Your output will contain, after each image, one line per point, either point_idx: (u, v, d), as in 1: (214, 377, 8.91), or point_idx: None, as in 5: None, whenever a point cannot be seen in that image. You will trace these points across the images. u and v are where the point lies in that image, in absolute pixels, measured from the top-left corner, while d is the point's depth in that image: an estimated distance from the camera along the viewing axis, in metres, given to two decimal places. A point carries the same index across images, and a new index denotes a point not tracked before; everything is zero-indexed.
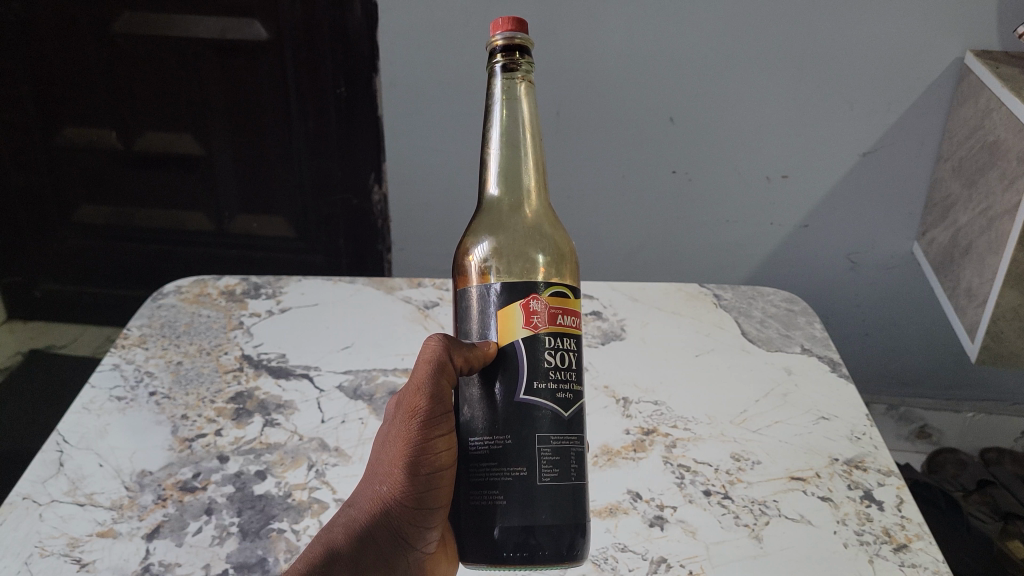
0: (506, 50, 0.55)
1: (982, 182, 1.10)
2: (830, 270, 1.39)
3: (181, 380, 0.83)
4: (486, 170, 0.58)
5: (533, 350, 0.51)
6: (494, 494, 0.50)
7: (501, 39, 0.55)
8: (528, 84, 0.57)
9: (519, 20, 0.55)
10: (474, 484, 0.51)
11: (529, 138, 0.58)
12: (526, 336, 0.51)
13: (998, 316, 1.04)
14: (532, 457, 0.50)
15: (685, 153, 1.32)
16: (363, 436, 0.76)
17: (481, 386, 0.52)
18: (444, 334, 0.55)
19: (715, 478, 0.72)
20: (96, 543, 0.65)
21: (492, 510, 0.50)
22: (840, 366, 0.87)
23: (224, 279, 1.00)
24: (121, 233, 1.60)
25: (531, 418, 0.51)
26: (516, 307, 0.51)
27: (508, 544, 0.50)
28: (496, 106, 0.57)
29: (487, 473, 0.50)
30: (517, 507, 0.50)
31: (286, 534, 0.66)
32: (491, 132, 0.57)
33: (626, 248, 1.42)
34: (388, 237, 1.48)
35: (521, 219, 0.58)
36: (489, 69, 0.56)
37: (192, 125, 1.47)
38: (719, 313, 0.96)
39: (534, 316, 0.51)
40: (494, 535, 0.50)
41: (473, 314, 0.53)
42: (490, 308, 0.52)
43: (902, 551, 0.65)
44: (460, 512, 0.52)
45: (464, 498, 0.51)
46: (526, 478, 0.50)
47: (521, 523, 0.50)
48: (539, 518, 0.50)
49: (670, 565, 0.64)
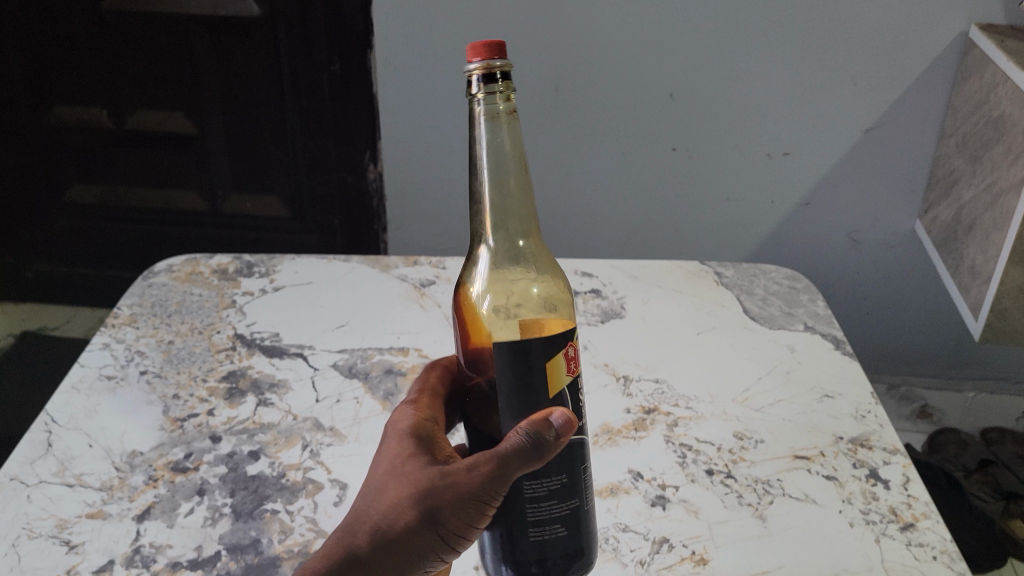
0: (485, 80, 0.47)
1: (987, 158, 1.09)
2: (832, 248, 1.37)
3: (173, 359, 0.81)
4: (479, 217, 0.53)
5: (573, 391, 0.49)
6: (553, 527, 0.49)
7: (477, 69, 0.46)
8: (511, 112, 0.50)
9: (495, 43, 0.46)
10: (533, 521, 0.49)
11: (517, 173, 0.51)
12: (569, 381, 0.49)
13: (1002, 294, 1.02)
14: (579, 482, 0.51)
15: (685, 130, 1.30)
16: (359, 416, 0.75)
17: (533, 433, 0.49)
18: (533, 432, 0.47)
19: (717, 456, 0.71)
20: (85, 524, 0.63)
21: (553, 543, 0.49)
22: (844, 343, 0.85)
23: (216, 258, 0.98)
24: (114, 213, 1.59)
25: (577, 446, 0.50)
26: (560, 357, 0.48)
27: (564, 570, 0.50)
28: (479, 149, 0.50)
29: (534, 511, 0.49)
30: (574, 534, 0.50)
31: (279, 515, 0.65)
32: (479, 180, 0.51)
33: (625, 226, 1.40)
34: (384, 217, 1.46)
35: (518, 261, 0.55)
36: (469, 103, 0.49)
37: (184, 104, 1.45)
38: (720, 291, 0.94)
39: (572, 359, 0.49)
40: (553, 565, 0.50)
41: (518, 372, 0.47)
42: (538, 364, 0.47)
43: (909, 531, 0.64)
44: (502, 550, 0.50)
45: (518, 537, 0.49)
46: (578, 504, 0.50)
47: (566, 551, 0.50)
48: (585, 540, 0.51)
49: (673, 545, 0.62)
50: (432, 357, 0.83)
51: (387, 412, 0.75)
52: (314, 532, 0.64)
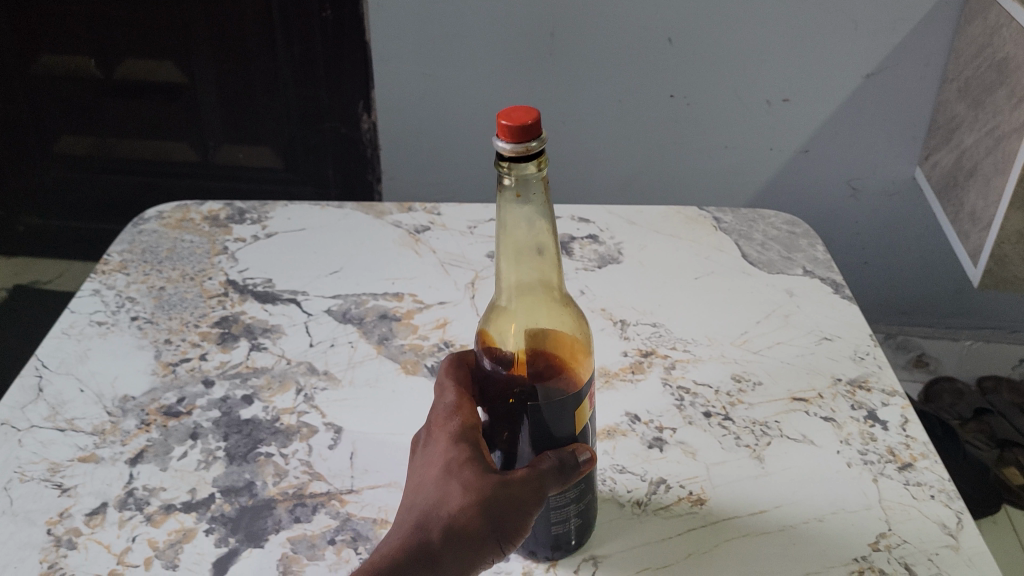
0: (515, 158, 0.43)
1: (989, 103, 1.07)
2: (831, 197, 1.36)
3: (164, 305, 0.80)
4: (499, 268, 0.49)
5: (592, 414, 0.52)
6: (570, 519, 0.54)
7: (509, 151, 0.42)
8: (543, 180, 0.45)
9: (528, 125, 0.42)
10: (554, 521, 0.53)
11: (546, 240, 0.47)
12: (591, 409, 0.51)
13: (1002, 240, 1.01)
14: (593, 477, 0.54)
15: (684, 75, 1.28)
16: (353, 360, 0.74)
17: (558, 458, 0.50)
18: (561, 456, 0.48)
19: (715, 399, 0.70)
20: (78, 468, 0.63)
21: (568, 528, 0.55)
22: (843, 288, 0.84)
23: (207, 204, 0.96)
24: (105, 164, 1.57)
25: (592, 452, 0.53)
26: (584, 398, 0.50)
27: (573, 540, 0.56)
28: (505, 216, 0.46)
29: (555, 516, 0.53)
30: (585, 517, 0.55)
31: (273, 458, 0.64)
32: (502, 241, 0.47)
33: (622, 175, 1.39)
34: (378, 167, 1.44)
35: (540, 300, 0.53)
36: (497, 178, 0.44)
37: (173, 52, 1.42)
38: (719, 236, 0.93)
39: (592, 392, 0.51)
40: (564, 540, 0.55)
41: (545, 421, 0.49)
42: (567, 410, 0.49)
43: (906, 471, 0.63)
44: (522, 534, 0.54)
45: (540, 529, 0.54)
46: (590, 496, 0.55)
47: (580, 525, 0.56)
48: (591, 514, 0.56)
49: (670, 486, 0.62)
50: (427, 302, 0.82)
51: (381, 356, 0.75)
52: (309, 475, 0.63)
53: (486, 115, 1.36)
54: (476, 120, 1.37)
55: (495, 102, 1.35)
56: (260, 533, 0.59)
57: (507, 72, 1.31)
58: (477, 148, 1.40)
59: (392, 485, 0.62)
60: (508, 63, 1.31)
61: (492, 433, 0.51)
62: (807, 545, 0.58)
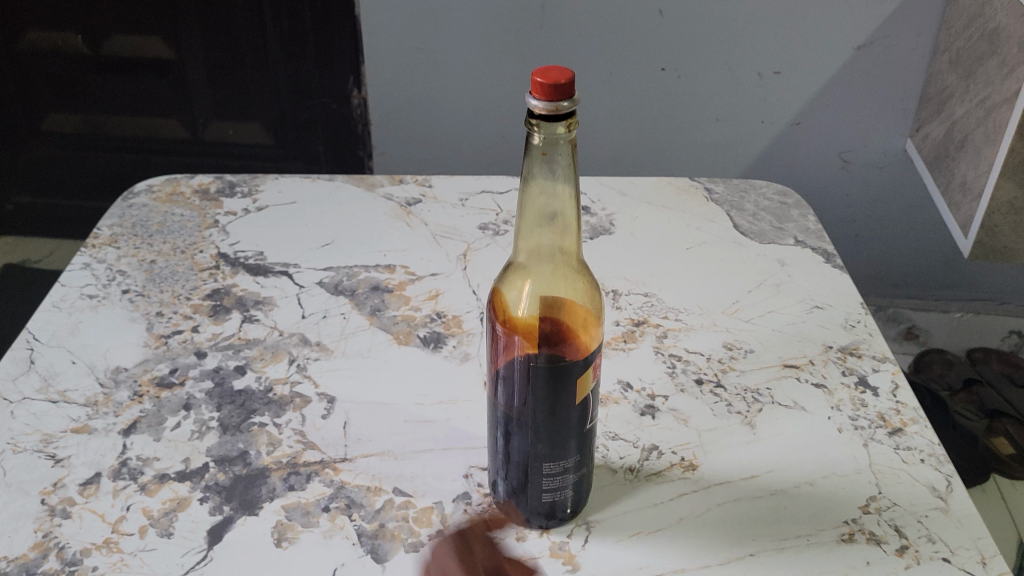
0: (545, 117, 0.43)
1: (980, 73, 1.07)
2: (822, 169, 1.36)
3: (155, 279, 0.80)
4: (517, 229, 0.49)
5: (597, 389, 0.51)
6: (564, 490, 0.54)
7: (540, 109, 0.42)
8: (570, 143, 0.45)
9: (562, 85, 0.42)
10: (546, 487, 0.54)
11: (568, 203, 0.47)
12: (596, 383, 0.51)
13: (992, 210, 1.01)
14: (592, 452, 0.54)
15: (676, 47, 1.28)
16: (345, 332, 0.74)
17: (555, 428, 0.50)
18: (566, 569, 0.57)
19: (707, 366, 0.71)
20: (71, 439, 0.63)
21: (561, 499, 0.55)
22: (834, 257, 0.84)
23: (197, 177, 0.96)
24: (94, 142, 1.56)
25: (594, 428, 0.53)
26: (589, 370, 0.50)
27: (566, 511, 0.56)
28: (529, 173, 0.46)
29: (546, 483, 0.53)
30: (580, 490, 0.55)
31: (267, 428, 0.64)
32: (525, 200, 0.47)
33: (613, 149, 1.38)
34: (369, 143, 1.44)
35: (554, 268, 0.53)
36: (526, 136, 0.45)
37: (161, 27, 1.41)
38: (711, 207, 0.93)
39: (598, 367, 0.51)
40: (557, 509, 0.56)
41: (543, 385, 0.49)
42: (569, 380, 0.49)
43: (897, 435, 0.64)
44: (516, 496, 0.55)
45: (532, 493, 0.54)
46: (587, 470, 0.55)
47: (575, 495, 0.56)
48: (588, 489, 0.56)
49: (663, 452, 0.63)
50: (419, 274, 0.82)
51: (373, 328, 0.75)
52: (303, 444, 0.63)
53: (477, 87, 1.36)
54: (467, 93, 1.37)
55: (486, 75, 1.34)
56: (254, 502, 0.59)
57: (498, 44, 1.31)
58: (467, 122, 1.39)
59: (385, 453, 0.63)
60: (500, 36, 1.30)
61: (497, 392, 0.52)
62: (799, 508, 0.58)
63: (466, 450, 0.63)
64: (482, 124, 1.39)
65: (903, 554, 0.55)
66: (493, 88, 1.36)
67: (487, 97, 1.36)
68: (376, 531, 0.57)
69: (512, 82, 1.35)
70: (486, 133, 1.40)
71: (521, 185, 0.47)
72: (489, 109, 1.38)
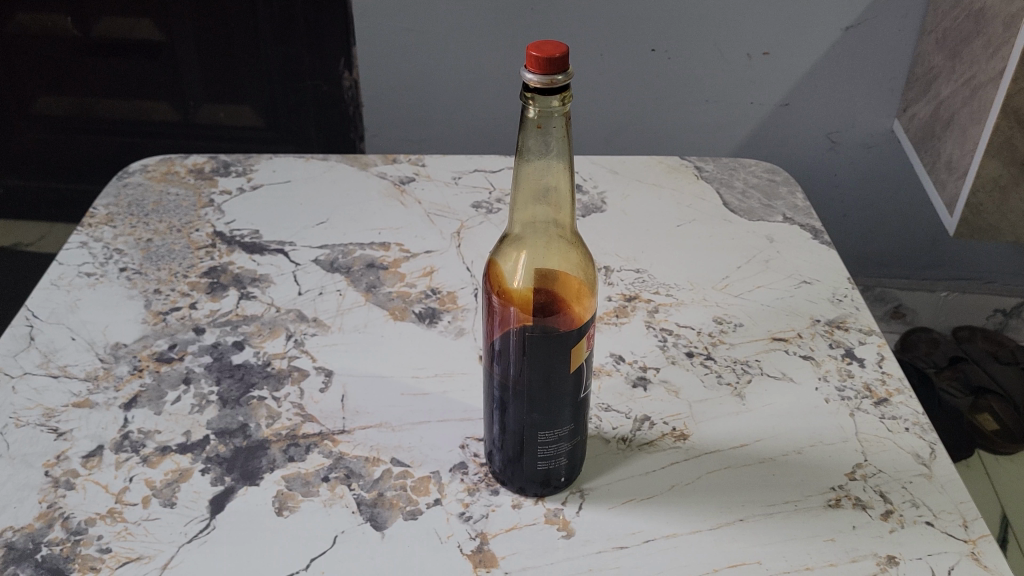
0: (540, 90, 0.44)
1: (965, 53, 1.09)
2: (809, 150, 1.37)
3: (152, 257, 0.81)
4: (513, 202, 0.50)
5: (590, 358, 0.52)
6: (559, 457, 0.55)
7: (535, 83, 0.43)
8: (565, 117, 0.46)
9: (555, 59, 0.43)
10: (542, 455, 0.55)
11: (562, 177, 0.48)
12: (591, 352, 0.52)
13: (977, 188, 1.03)
14: (586, 421, 0.55)
15: (666, 29, 1.29)
16: (342, 308, 0.75)
17: (550, 395, 0.52)
18: None
19: (697, 340, 0.72)
20: (73, 413, 0.64)
21: (556, 466, 0.56)
22: (822, 233, 0.86)
23: (191, 157, 0.96)
24: (85, 126, 1.53)
25: (588, 398, 0.54)
26: (583, 339, 0.51)
27: (561, 479, 0.57)
28: (524, 147, 0.47)
29: (542, 451, 0.55)
30: (574, 456, 0.57)
31: (266, 401, 0.66)
32: (519, 172, 0.48)
33: (605, 131, 1.39)
34: (361, 125, 1.44)
35: (548, 241, 0.54)
36: (521, 108, 0.45)
37: (151, 9, 1.38)
38: (700, 185, 0.94)
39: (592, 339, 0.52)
40: (553, 477, 0.57)
41: (538, 355, 0.50)
42: (564, 349, 0.50)
43: (882, 405, 0.65)
44: (513, 463, 0.56)
45: (528, 461, 0.55)
46: (581, 438, 0.56)
47: (569, 466, 0.57)
48: (581, 457, 0.57)
49: (654, 423, 0.64)
50: (413, 251, 0.83)
51: (369, 303, 0.76)
52: (302, 416, 0.64)
53: (469, 68, 1.37)
54: (459, 74, 1.38)
55: (478, 56, 1.35)
56: (255, 472, 0.60)
57: (489, 25, 1.32)
58: (460, 102, 1.40)
59: (383, 425, 0.64)
60: (492, 17, 1.31)
61: (494, 362, 0.53)
62: (787, 474, 0.60)
63: (462, 422, 0.64)
64: (474, 105, 1.40)
65: (888, 518, 0.57)
66: (484, 69, 1.36)
67: (478, 77, 1.37)
68: (375, 499, 0.58)
69: (504, 63, 1.35)
70: (478, 114, 1.41)
71: (516, 158, 0.48)
72: (481, 90, 1.39)
